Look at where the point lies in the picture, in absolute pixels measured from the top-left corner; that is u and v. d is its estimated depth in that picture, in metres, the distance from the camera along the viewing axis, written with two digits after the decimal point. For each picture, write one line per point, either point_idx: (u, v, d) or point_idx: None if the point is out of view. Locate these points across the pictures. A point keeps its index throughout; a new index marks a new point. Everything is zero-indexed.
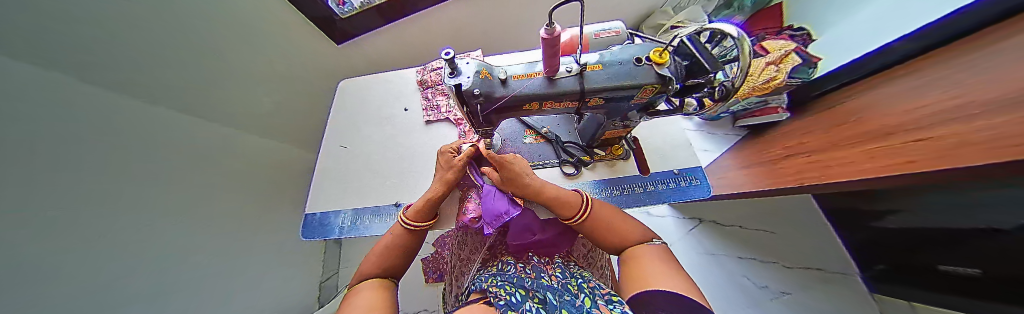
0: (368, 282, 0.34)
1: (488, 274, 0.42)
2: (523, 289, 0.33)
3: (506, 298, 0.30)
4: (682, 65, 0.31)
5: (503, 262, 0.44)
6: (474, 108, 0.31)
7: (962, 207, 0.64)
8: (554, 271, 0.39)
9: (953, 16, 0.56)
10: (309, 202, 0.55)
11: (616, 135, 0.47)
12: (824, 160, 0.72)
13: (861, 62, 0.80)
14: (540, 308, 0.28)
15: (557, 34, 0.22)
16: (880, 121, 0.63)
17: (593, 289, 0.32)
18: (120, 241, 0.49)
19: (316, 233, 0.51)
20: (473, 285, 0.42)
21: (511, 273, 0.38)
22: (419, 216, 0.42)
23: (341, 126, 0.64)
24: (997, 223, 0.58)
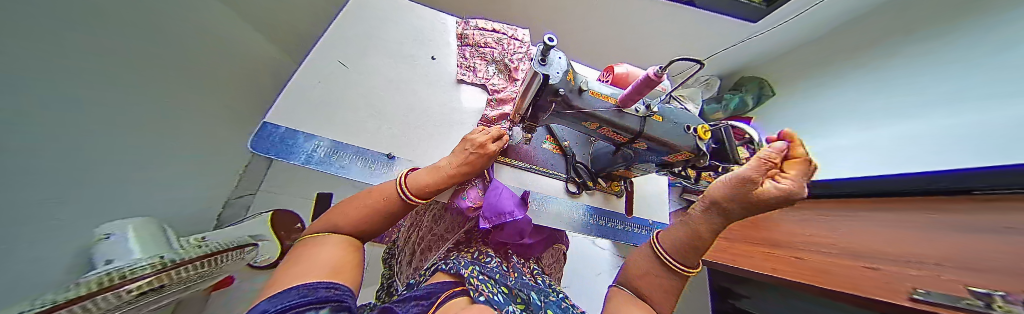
0: (329, 236, 0.31)
1: (464, 258, 0.42)
2: (506, 288, 0.35)
3: (488, 296, 0.30)
4: (711, 147, 0.40)
5: (481, 251, 0.45)
6: (545, 103, 0.31)
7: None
8: (532, 276, 0.42)
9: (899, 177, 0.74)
10: (275, 109, 0.43)
11: (623, 173, 0.51)
12: (740, 249, 0.90)
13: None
14: (523, 311, 0.30)
15: (660, 78, 0.24)
16: (784, 237, 0.84)
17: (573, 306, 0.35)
18: (82, 84, 0.38)
19: (272, 150, 0.40)
20: (444, 262, 0.42)
21: (494, 268, 0.39)
22: (425, 192, 0.36)
23: (349, 41, 0.54)
24: None
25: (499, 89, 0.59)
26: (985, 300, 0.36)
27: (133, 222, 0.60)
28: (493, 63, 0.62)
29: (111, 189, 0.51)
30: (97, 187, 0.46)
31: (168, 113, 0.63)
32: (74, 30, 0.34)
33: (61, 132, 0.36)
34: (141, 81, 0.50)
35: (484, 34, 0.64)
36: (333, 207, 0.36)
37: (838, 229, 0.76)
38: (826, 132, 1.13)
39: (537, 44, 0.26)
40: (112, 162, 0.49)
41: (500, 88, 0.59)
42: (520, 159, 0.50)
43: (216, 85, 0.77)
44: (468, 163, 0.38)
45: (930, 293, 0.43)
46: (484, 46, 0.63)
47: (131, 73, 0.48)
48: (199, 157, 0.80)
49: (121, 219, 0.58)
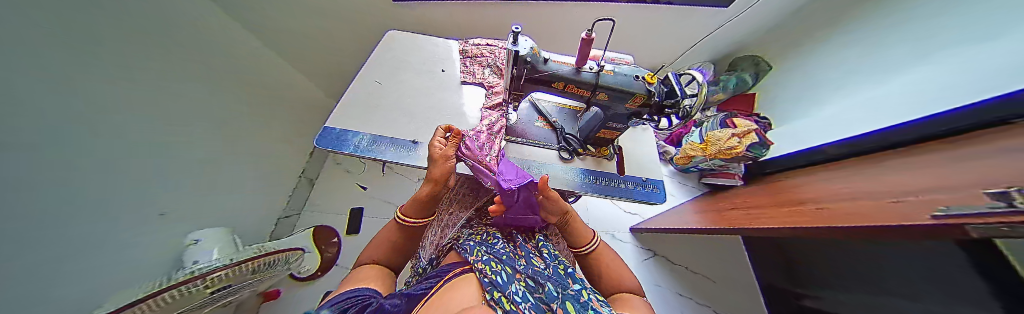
0: (364, 266, 0.44)
1: (473, 241, 0.49)
2: (511, 269, 0.38)
3: (492, 278, 0.35)
4: (665, 90, 0.57)
5: (489, 234, 0.52)
6: (525, 70, 0.54)
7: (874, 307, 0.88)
8: (538, 252, 0.48)
9: (920, 124, 0.76)
10: (331, 117, 0.61)
11: (606, 138, 0.68)
12: (755, 213, 0.86)
13: (810, 152, 1.09)
14: (526, 289, 0.34)
15: (591, 40, 0.44)
16: (805, 197, 0.80)
17: (579, 277, 0.39)
18: (115, 112, 0.46)
19: (329, 144, 0.55)
20: (458, 246, 0.49)
21: (499, 249, 0.44)
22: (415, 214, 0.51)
23: (381, 65, 0.73)
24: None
25: (494, 84, 0.75)
26: (1007, 199, 0.34)
27: (210, 232, 0.75)
28: (488, 67, 0.79)
29: (174, 207, 0.64)
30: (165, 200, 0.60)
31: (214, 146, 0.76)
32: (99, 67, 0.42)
33: (124, 151, 0.48)
34: (191, 117, 0.66)
35: (481, 47, 0.81)
36: (368, 245, 0.50)
37: (861, 182, 0.72)
38: (829, 96, 1.17)
39: (511, 33, 0.49)
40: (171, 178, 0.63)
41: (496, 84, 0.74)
42: (518, 136, 0.70)
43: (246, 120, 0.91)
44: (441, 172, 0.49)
45: (952, 208, 0.40)
46: (481, 56, 0.79)
47: (179, 110, 0.62)
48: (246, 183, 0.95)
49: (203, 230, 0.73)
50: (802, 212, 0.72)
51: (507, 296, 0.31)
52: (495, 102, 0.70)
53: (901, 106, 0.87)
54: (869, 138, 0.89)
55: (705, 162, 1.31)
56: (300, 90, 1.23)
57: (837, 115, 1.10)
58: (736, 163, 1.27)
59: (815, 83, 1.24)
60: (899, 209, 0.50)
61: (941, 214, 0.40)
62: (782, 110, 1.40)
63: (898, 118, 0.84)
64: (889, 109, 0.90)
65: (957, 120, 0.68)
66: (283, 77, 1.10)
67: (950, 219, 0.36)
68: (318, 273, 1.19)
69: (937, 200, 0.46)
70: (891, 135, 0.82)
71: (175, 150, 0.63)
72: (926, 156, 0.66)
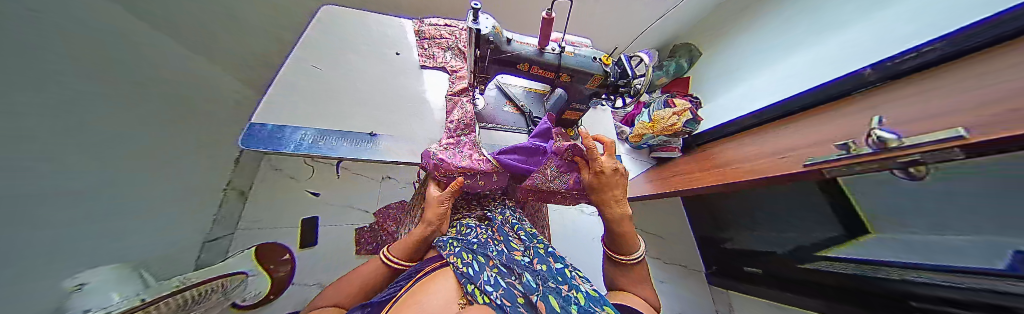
0: (326, 309, 0.38)
1: (447, 234, 0.48)
2: (482, 257, 0.39)
3: (465, 269, 0.35)
4: (618, 71, 0.62)
5: (463, 225, 0.51)
6: (486, 51, 0.53)
7: (771, 239, 1.18)
8: (517, 235, 0.49)
9: (818, 90, 0.96)
10: (257, 113, 0.51)
11: (571, 119, 0.76)
12: (690, 176, 1.05)
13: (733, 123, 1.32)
14: (498, 275, 0.35)
15: (551, 19, 0.45)
16: (723, 160, 1.01)
17: (555, 254, 0.44)
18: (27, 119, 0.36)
19: (262, 145, 0.47)
20: (432, 239, 0.48)
21: (472, 238, 0.45)
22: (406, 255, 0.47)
23: (320, 49, 0.65)
24: (781, 248, 1.13)
25: (457, 69, 0.74)
26: (845, 150, 0.50)
27: (114, 268, 0.57)
28: (449, 49, 0.77)
29: (86, 238, 0.51)
30: (67, 232, 0.47)
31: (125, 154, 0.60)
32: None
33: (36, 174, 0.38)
34: (94, 123, 0.51)
35: (438, 28, 0.79)
36: (335, 282, 0.44)
37: (758, 145, 0.94)
38: (751, 74, 1.43)
39: (470, 10, 0.47)
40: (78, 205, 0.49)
41: (458, 68, 0.74)
42: (487, 121, 0.71)
43: (165, 122, 0.74)
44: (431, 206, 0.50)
45: (816, 158, 0.55)
46: (440, 37, 0.78)
47: (87, 116, 0.49)
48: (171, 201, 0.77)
49: (95, 268, 0.52)
50: (720, 172, 0.90)
51: (480, 286, 0.32)
52: (460, 87, 0.69)
53: (805, 78, 1.10)
54: (777, 107, 1.10)
55: (654, 139, 1.50)
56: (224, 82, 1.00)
57: (754, 90, 1.35)
58: (676, 138, 1.50)
59: (741, 65, 1.52)
60: (786, 161, 0.66)
61: (811, 162, 0.55)
62: (710, 89, 1.68)
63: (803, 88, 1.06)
64: (797, 81, 1.13)
65: (863, 76, 0.82)
66: (201, 65, 0.88)
67: (818, 165, 0.52)
68: (271, 296, 1.02)
69: (811, 152, 0.63)
70: (812, 93, 0.97)
71: (80, 165, 0.49)
72: (802, 122, 0.90)
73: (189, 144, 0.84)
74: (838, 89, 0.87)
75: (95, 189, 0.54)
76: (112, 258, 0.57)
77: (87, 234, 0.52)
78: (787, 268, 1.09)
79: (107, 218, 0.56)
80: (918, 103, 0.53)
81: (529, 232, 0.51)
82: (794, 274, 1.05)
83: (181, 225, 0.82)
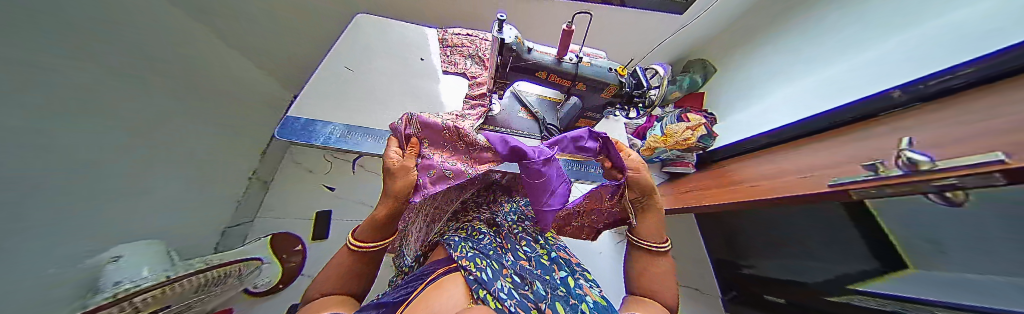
0: (320, 298, 0.38)
1: (458, 237, 0.48)
2: (495, 265, 0.39)
3: (477, 275, 0.35)
4: (633, 82, 0.63)
5: (474, 228, 0.51)
6: (507, 58, 0.56)
7: (795, 267, 1.11)
8: (527, 244, 0.49)
9: (831, 112, 0.94)
10: (293, 107, 0.56)
11: (585, 127, 0.76)
12: (705, 193, 1.01)
13: (747, 141, 1.28)
14: (511, 285, 0.35)
15: (571, 30, 0.47)
16: (739, 177, 0.98)
17: (568, 268, 0.43)
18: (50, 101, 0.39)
19: (294, 135, 0.52)
20: (442, 242, 0.48)
21: (484, 244, 0.45)
22: (367, 238, 0.44)
23: (353, 53, 0.71)
24: (805, 277, 1.05)
25: (476, 75, 0.75)
26: (873, 171, 0.48)
27: (143, 244, 0.62)
28: (469, 57, 0.81)
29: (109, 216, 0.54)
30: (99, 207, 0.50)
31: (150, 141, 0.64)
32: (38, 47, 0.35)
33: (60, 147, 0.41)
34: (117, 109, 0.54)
35: (460, 37, 0.83)
36: (327, 264, 0.44)
37: (778, 164, 0.90)
38: (763, 92, 1.40)
39: (496, 21, 0.50)
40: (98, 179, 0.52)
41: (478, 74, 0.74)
42: (499, 125, 0.73)
43: (191, 112, 0.79)
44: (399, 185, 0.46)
45: (844, 178, 0.53)
46: (462, 45, 0.81)
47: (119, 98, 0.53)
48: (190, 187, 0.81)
49: (127, 244, 0.57)
50: (737, 190, 0.86)
51: (492, 293, 0.32)
52: (479, 91, 0.71)
53: (819, 98, 1.08)
54: (793, 127, 1.08)
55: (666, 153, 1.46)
56: (252, 77, 1.09)
57: (767, 109, 1.33)
58: (690, 152, 1.46)
59: (752, 82, 1.50)
60: (807, 180, 0.64)
61: (836, 183, 0.53)
62: (723, 106, 1.65)
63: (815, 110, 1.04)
64: (812, 100, 1.10)
65: (888, 99, 0.77)
66: (226, 59, 0.94)
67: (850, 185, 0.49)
68: (280, 287, 1.06)
69: (835, 173, 0.60)
70: (832, 115, 0.93)
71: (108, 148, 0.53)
72: (826, 142, 0.86)
73: (214, 134, 0.89)
74: (854, 113, 0.85)
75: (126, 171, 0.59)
76: (137, 234, 0.61)
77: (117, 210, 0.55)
78: (808, 299, 0.99)
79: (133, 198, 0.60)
80: (951, 124, 0.50)
81: (542, 243, 0.50)
82: (815, 305, 0.97)
83: (204, 209, 0.88)
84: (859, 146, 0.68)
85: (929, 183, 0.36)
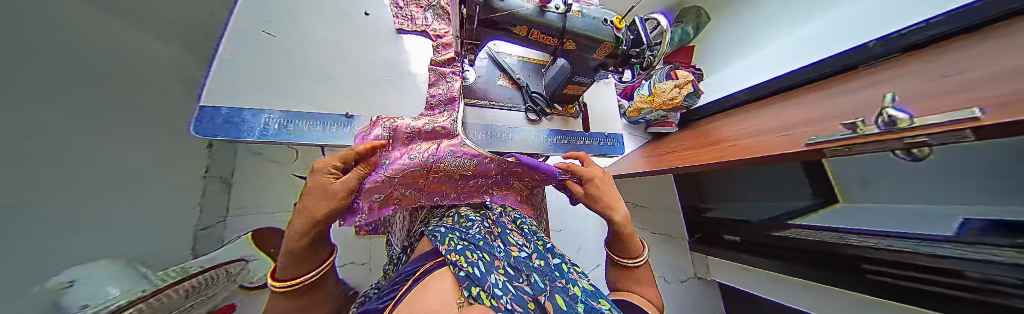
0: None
1: (443, 227, 0.45)
2: (488, 257, 0.36)
3: (468, 271, 0.32)
4: (630, 38, 0.56)
5: (460, 215, 0.48)
6: (478, 7, 0.44)
7: (740, 205, 1.26)
8: (518, 232, 0.47)
9: (812, 68, 0.94)
10: (206, 91, 0.44)
11: (572, 94, 0.69)
12: (689, 153, 1.02)
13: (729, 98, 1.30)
14: (505, 280, 0.32)
15: None
16: (723, 135, 0.99)
17: (556, 253, 0.43)
18: None
19: (218, 131, 0.42)
20: (427, 234, 0.45)
21: (473, 233, 0.42)
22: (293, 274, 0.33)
23: (263, 9, 0.54)
24: (749, 215, 1.21)
25: (442, 33, 0.63)
26: (854, 128, 0.45)
27: (105, 264, 0.53)
28: (430, 9, 0.67)
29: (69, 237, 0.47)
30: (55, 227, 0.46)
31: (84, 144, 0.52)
32: None
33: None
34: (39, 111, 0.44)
35: None
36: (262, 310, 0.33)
37: (758, 121, 0.92)
38: (751, 48, 1.39)
39: None
40: (37, 199, 0.43)
41: (443, 32, 0.63)
42: (479, 98, 0.66)
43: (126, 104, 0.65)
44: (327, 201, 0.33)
45: (822, 135, 0.51)
46: None
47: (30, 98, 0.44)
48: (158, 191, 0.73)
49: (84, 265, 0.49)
50: (719, 149, 0.88)
51: (486, 290, 0.30)
52: (443, 52, 0.59)
53: (807, 51, 1.07)
54: (771, 84, 1.10)
55: (652, 113, 1.47)
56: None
57: (753, 65, 1.33)
58: (675, 112, 1.47)
59: (740, 36, 1.47)
60: (783, 139, 0.65)
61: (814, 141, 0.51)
62: (712, 60, 1.62)
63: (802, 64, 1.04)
64: (801, 54, 1.09)
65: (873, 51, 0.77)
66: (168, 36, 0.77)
67: (819, 145, 0.47)
68: None
69: (814, 129, 0.61)
70: (812, 70, 0.93)
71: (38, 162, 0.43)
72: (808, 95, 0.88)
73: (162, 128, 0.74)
74: (832, 68, 0.86)
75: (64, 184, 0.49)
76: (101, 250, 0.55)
77: (79, 226, 0.51)
78: (754, 234, 1.17)
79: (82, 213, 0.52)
80: (933, 76, 0.50)
81: (530, 227, 0.50)
82: None
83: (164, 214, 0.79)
84: (836, 100, 0.70)
85: (899, 141, 0.33)
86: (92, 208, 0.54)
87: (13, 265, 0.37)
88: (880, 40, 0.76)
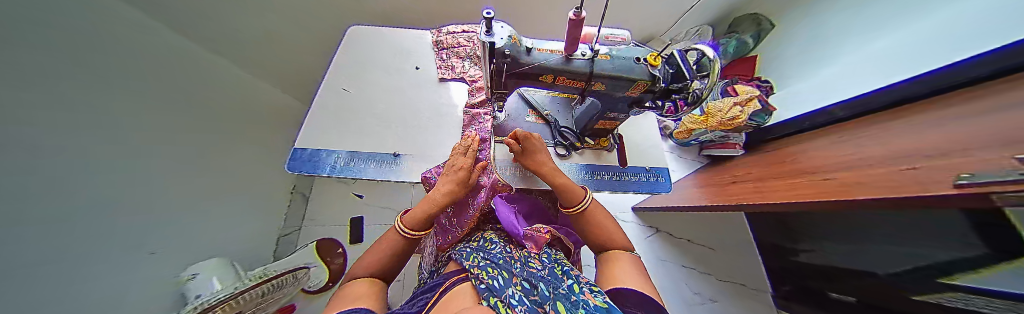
0: (358, 281, 0.40)
1: (470, 248, 0.47)
2: (506, 273, 0.35)
3: (489, 283, 0.33)
4: (670, 72, 0.51)
5: (486, 240, 0.49)
6: (504, 63, 0.47)
7: (859, 254, 0.96)
8: (540, 254, 0.43)
9: (920, 80, 0.73)
10: (300, 137, 0.57)
11: (605, 128, 0.68)
12: (759, 186, 0.83)
13: (816, 114, 1.06)
14: (523, 292, 0.31)
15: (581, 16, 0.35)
16: (808, 164, 0.78)
17: (576, 275, 0.35)
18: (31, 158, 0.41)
19: (303, 168, 0.54)
20: (454, 254, 0.48)
21: (495, 253, 0.42)
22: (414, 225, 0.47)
23: (345, 71, 0.68)
24: (881, 268, 0.89)
25: (476, 78, 0.72)
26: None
27: (211, 263, 0.81)
28: (467, 57, 0.75)
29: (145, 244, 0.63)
30: (156, 239, 0.66)
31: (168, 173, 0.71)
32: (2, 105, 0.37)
33: (97, 187, 0.53)
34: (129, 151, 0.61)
35: (455, 36, 0.78)
36: (367, 251, 0.46)
37: (857, 147, 0.70)
38: (831, 54, 1.14)
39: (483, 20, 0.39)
40: (125, 216, 0.59)
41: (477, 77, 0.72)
42: (509, 135, 0.68)
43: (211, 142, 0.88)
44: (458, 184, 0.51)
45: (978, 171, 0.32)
46: (457, 46, 0.76)
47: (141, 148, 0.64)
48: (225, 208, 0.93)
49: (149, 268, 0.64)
50: (800, 183, 0.70)
51: (503, 299, 0.28)
52: (478, 101, 0.67)
53: (905, 56, 0.84)
54: (867, 100, 0.88)
55: (705, 134, 1.29)
56: (264, 97, 1.20)
57: (841, 74, 1.07)
58: (737, 132, 1.25)
59: (813, 42, 1.23)
60: (900, 175, 0.48)
61: (963, 182, 0.32)
62: (787, 68, 1.36)
63: (903, 73, 0.81)
64: (898, 59, 0.86)
65: (979, 67, 0.60)
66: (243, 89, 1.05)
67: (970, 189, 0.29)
68: (328, 285, 1.19)
69: (925, 167, 0.44)
70: (925, 82, 0.72)
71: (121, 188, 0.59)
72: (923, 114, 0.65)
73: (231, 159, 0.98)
74: (953, 79, 0.66)
75: (149, 204, 0.66)
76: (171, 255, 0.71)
77: (168, 236, 0.71)
78: (892, 299, 0.85)
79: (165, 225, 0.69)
80: None
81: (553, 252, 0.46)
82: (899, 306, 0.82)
83: (243, 225, 1.02)
84: (960, 123, 0.50)
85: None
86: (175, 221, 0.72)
87: (88, 265, 0.50)
88: (992, 54, 0.58)
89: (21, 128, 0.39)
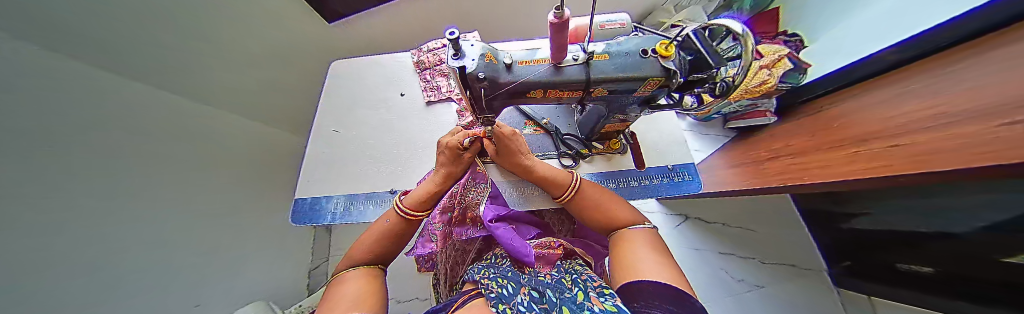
0: (353, 270, 0.42)
1: (481, 265, 0.46)
2: (514, 283, 0.36)
3: (497, 291, 0.33)
4: (687, 59, 0.44)
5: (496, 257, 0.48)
6: (480, 86, 0.43)
7: (919, 219, 0.81)
8: (550, 270, 0.42)
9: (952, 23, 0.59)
10: (299, 186, 0.59)
11: (612, 131, 0.63)
12: (807, 162, 0.71)
13: (860, 64, 0.85)
14: (533, 301, 0.31)
15: (564, 17, 0.30)
16: (856, 130, 0.66)
17: (586, 282, 0.35)
18: (66, 247, 0.45)
19: (305, 218, 0.55)
20: (466, 275, 0.45)
21: (505, 268, 0.42)
22: (414, 206, 0.51)
23: (334, 110, 0.67)
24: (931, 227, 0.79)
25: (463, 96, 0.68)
26: None
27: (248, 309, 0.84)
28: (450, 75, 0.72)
29: (183, 299, 0.69)
30: (193, 295, 0.73)
31: (196, 232, 0.78)
32: (37, 203, 0.42)
33: (135, 256, 0.59)
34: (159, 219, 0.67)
35: (436, 53, 0.74)
36: (366, 232, 0.49)
37: (906, 102, 0.59)
38: None
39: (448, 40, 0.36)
40: (164, 279, 0.65)
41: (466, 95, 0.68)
42: None
43: (229, 196, 0.95)
44: (451, 164, 0.55)
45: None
46: (440, 63, 0.73)
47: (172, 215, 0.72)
48: (252, 253, 1.01)
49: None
50: (850, 156, 0.59)
51: (511, 306, 0.29)
52: (468, 125, 0.64)
53: None
54: (906, 46, 0.71)
55: (727, 106, 1.17)
56: None
57: (882, 14, 0.87)
58: (765, 99, 1.11)
59: None
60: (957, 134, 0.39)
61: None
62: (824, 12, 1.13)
63: (939, 13, 0.65)
64: None
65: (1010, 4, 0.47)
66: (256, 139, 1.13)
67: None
68: None
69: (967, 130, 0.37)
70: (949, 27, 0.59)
71: (160, 255, 0.65)
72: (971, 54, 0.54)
73: (252, 205, 1.05)
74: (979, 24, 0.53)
75: (184, 262, 0.72)
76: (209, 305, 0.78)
77: (206, 290, 0.78)
78: (975, 268, 0.72)
79: (199, 279, 0.76)
80: None
81: (568, 264, 0.45)
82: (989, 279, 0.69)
83: (271, 266, 1.09)
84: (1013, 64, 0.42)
85: None
86: (207, 274, 0.79)
87: None
88: (982, 9, 0.53)
89: (66, 226, 0.46)
